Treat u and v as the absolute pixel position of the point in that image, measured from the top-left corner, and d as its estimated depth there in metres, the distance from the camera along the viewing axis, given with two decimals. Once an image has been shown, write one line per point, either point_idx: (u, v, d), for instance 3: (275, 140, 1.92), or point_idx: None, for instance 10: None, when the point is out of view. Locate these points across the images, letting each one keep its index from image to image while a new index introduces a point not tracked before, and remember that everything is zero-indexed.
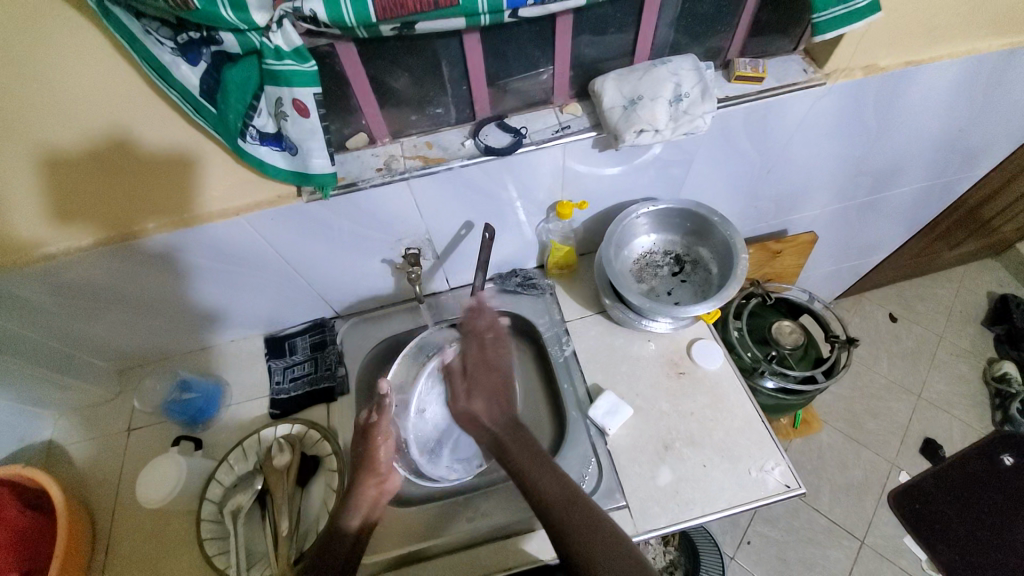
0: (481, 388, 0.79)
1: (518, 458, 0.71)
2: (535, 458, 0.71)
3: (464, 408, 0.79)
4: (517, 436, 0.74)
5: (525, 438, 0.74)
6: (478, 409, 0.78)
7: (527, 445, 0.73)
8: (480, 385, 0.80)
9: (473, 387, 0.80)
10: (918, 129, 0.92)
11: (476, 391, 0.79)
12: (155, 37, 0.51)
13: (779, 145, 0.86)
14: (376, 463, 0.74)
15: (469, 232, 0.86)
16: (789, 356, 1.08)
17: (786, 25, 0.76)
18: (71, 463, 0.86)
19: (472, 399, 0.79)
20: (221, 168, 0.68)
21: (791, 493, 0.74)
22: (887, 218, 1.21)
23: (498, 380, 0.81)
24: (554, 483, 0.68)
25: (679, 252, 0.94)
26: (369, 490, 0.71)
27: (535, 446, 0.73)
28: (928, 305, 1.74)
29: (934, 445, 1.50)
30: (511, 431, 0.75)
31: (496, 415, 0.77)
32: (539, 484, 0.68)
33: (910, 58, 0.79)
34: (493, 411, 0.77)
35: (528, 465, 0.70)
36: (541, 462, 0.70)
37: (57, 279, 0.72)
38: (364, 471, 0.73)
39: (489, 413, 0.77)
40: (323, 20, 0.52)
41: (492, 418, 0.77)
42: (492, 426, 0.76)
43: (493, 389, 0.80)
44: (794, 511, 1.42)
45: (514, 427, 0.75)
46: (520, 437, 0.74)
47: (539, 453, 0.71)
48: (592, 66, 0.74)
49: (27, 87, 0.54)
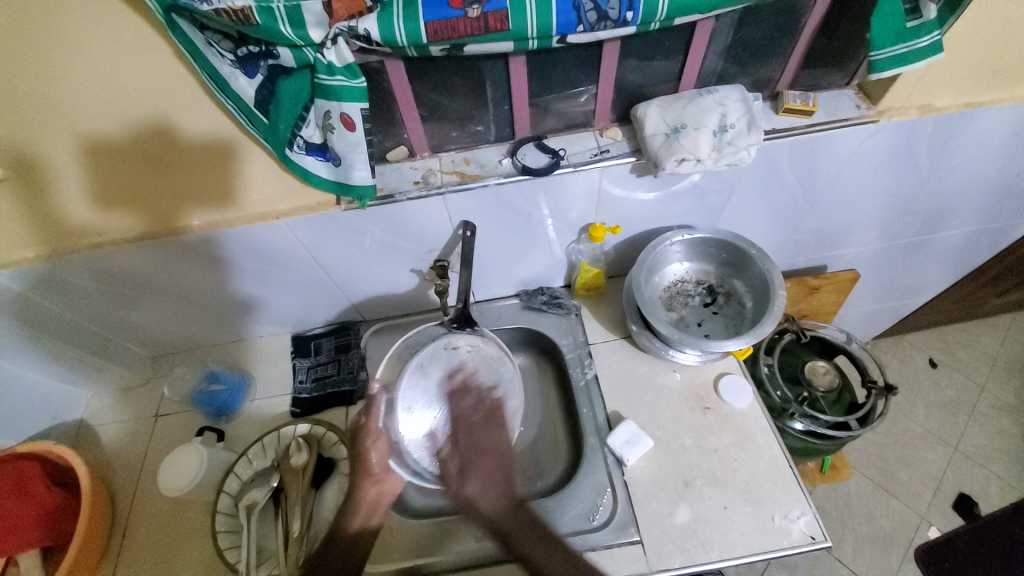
0: (478, 468, 0.64)
1: (523, 543, 0.62)
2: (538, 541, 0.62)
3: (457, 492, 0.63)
4: (523, 517, 0.64)
5: (526, 519, 0.63)
6: (474, 493, 0.63)
7: (530, 523, 0.64)
8: (484, 471, 0.64)
9: (466, 468, 0.64)
10: (972, 171, 0.87)
11: (474, 476, 0.64)
12: (216, 49, 0.53)
13: (824, 181, 0.83)
14: (371, 468, 0.73)
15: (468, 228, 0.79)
16: (821, 398, 1.04)
17: (840, 59, 0.74)
18: (100, 444, 0.89)
19: (466, 480, 0.64)
20: (263, 171, 0.70)
21: (816, 546, 0.71)
22: (934, 260, 1.15)
23: (496, 456, 0.66)
24: (566, 563, 0.62)
25: (711, 283, 0.92)
26: (367, 492, 0.72)
27: (541, 524, 0.64)
28: (971, 352, 1.65)
29: (970, 502, 1.41)
30: (513, 516, 0.63)
31: (493, 499, 0.63)
32: (550, 565, 0.62)
33: (969, 100, 0.75)
34: (490, 497, 0.63)
35: (530, 545, 0.62)
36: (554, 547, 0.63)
37: (105, 267, 0.76)
38: (360, 475, 0.73)
39: (489, 501, 0.63)
40: (376, 39, 0.53)
41: (489, 505, 0.63)
42: (488, 510, 0.63)
43: (493, 466, 0.65)
44: (814, 559, 1.35)
45: (521, 509, 0.64)
46: (523, 516, 0.63)
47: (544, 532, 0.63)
48: (635, 91, 0.73)
49: (99, 86, 0.58)
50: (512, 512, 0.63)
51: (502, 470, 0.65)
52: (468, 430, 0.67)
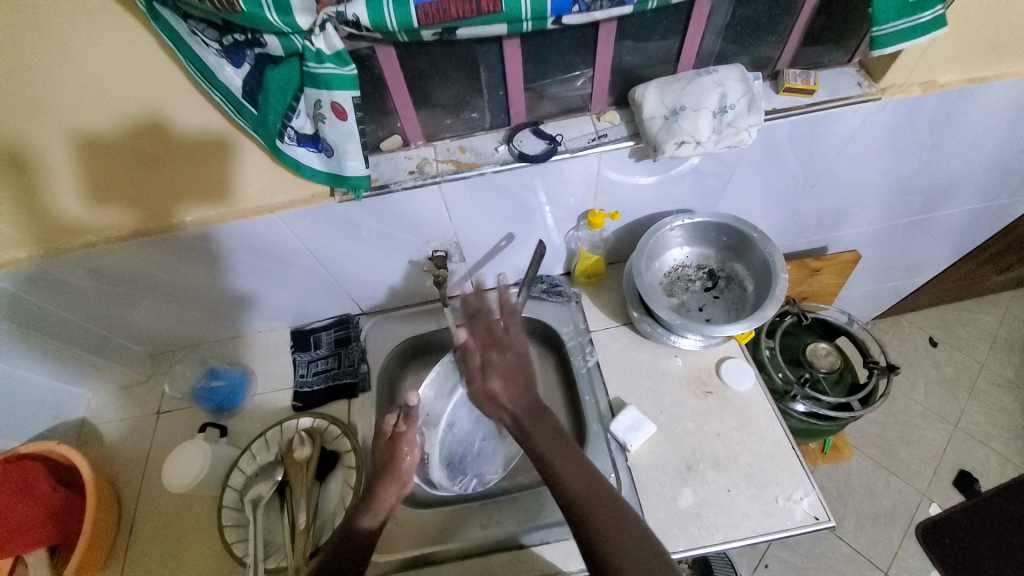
0: (503, 371, 0.74)
1: (542, 446, 0.67)
2: (558, 450, 0.67)
3: (482, 387, 0.74)
4: (539, 417, 0.70)
5: (549, 424, 0.69)
6: (498, 389, 0.73)
7: (550, 428, 0.69)
8: (497, 362, 0.75)
9: (488, 363, 0.75)
10: (974, 149, 0.86)
11: (492, 368, 0.74)
12: (200, 38, 0.52)
13: (825, 161, 0.82)
14: (401, 472, 0.73)
15: (508, 243, 0.87)
16: (823, 379, 1.04)
17: (841, 35, 0.72)
18: (103, 442, 0.89)
19: (490, 380, 0.74)
20: (256, 166, 0.69)
21: (819, 526, 0.72)
22: (934, 239, 1.15)
23: (514, 358, 0.75)
24: (584, 477, 0.64)
25: (712, 267, 0.91)
26: (389, 496, 0.72)
27: (559, 431, 0.69)
28: (970, 330, 1.65)
29: (969, 478, 1.43)
30: (531, 413, 0.71)
31: (514, 393, 0.73)
32: (567, 477, 0.64)
33: (973, 75, 0.74)
34: (510, 390, 0.73)
35: (554, 452, 0.66)
36: (569, 455, 0.66)
37: (99, 266, 0.75)
38: (387, 477, 0.73)
39: (508, 393, 0.72)
40: (365, 24, 0.52)
41: (509, 398, 0.73)
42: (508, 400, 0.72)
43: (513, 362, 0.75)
44: (816, 537, 1.37)
45: (535, 409, 0.71)
46: (542, 421, 0.70)
47: (561, 439, 0.68)
48: (632, 73, 0.72)
49: (82, 81, 0.56)
50: (529, 410, 0.71)
51: (520, 371, 0.74)
52: (498, 357, 0.75)
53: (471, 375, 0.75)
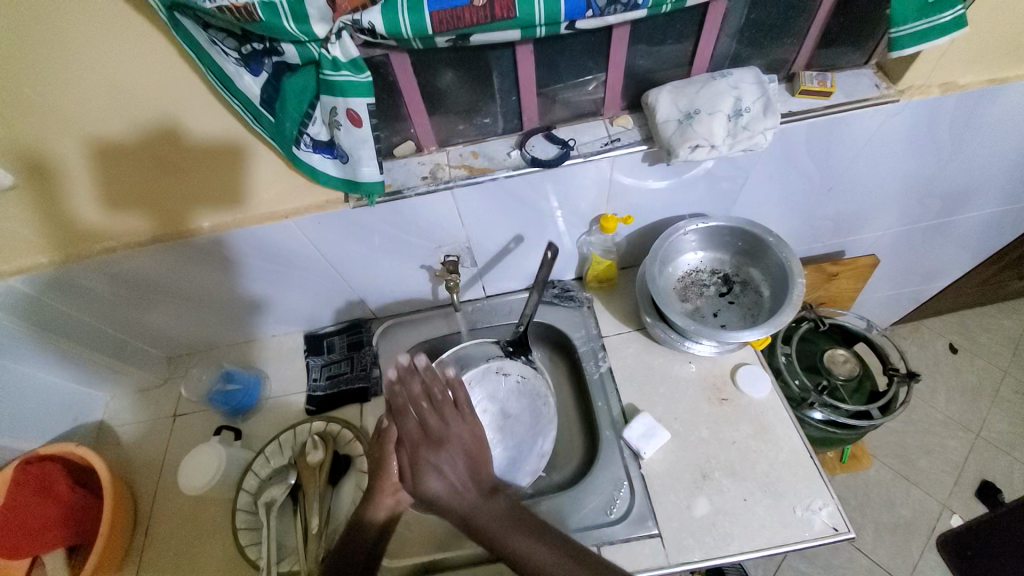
0: (438, 466, 0.64)
1: (506, 536, 0.61)
2: (526, 534, 0.61)
3: (419, 492, 0.64)
4: (490, 503, 0.63)
5: (500, 508, 0.63)
6: (438, 489, 0.63)
7: (502, 514, 0.63)
8: (437, 464, 0.64)
9: (421, 465, 0.64)
10: (996, 150, 0.84)
11: (429, 474, 0.63)
12: (221, 47, 0.53)
13: (843, 164, 0.81)
14: (393, 473, 0.71)
15: (518, 246, 0.86)
16: (841, 387, 1.02)
17: (859, 36, 0.71)
18: (120, 444, 0.91)
19: (424, 482, 0.63)
20: (272, 172, 0.70)
21: (839, 537, 0.70)
22: (955, 243, 1.12)
23: (455, 447, 0.65)
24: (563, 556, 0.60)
25: (726, 272, 0.90)
26: (386, 498, 0.70)
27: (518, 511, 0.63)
28: (992, 336, 1.61)
29: (993, 488, 1.38)
30: (482, 506, 0.63)
31: (457, 493, 0.63)
32: (535, 558, 0.60)
33: (995, 75, 0.72)
34: (456, 489, 0.63)
35: (517, 539, 0.61)
36: (540, 535, 0.62)
37: (117, 272, 0.76)
38: (382, 478, 0.71)
39: (454, 490, 0.63)
40: (380, 32, 0.52)
41: (454, 500, 0.63)
42: (455, 509, 0.63)
43: (454, 455, 0.65)
44: (835, 549, 1.33)
45: (486, 497, 0.64)
46: (496, 507, 0.63)
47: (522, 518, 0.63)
48: (645, 77, 0.71)
49: (104, 89, 0.57)
50: (476, 500, 0.63)
51: (463, 456, 0.66)
52: (432, 451, 0.65)
53: (403, 479, 0.65)
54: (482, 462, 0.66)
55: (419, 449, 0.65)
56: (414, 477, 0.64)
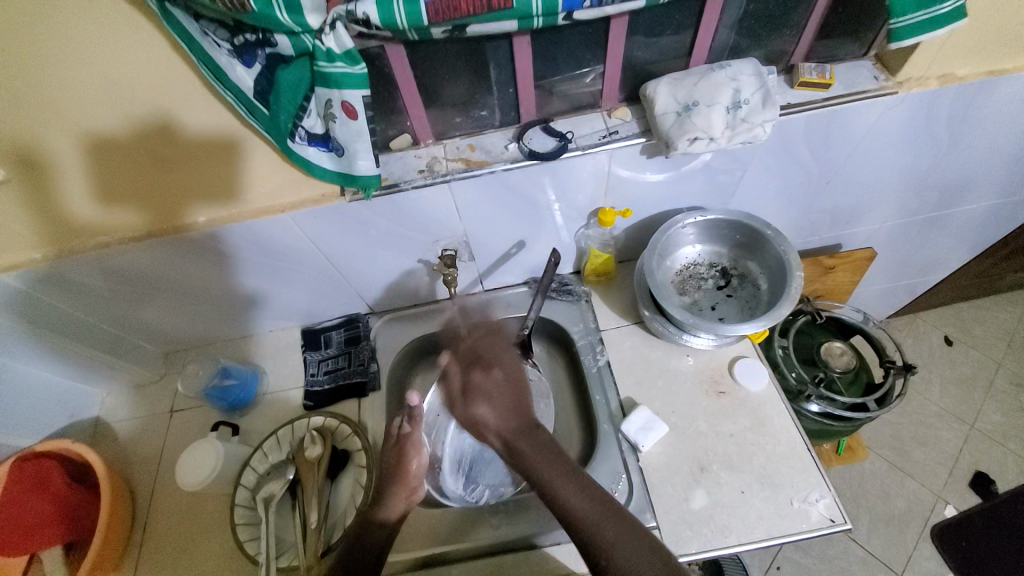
0: (489, 395, 0.75)
1: (540, 468, 0.67)
2: (558, 468, 0.67)
3: (467, 416, 0.75)
4: (532, 435, 0.71)
5: (541, 441, 0.70)
6: (484, 414, 0.73)
7: (543, 446, 0.70)
8: (486, 392, 0.75)
9: (472, 390, 0.76)
10: (994, 142, 0.84)
11: (478, 397, 0.75)
12: (212, 38, 0.52)
13: (840, 157, 0.81)
14: (409, 475, 0.74)
15: (519, 251, 0.89)
16: (837, 379, 1.02)
17: (858, 27, 0.71)
18: (117, 440, 0.91)
19: (474, 404, 0.75)
20: (268, 166, 0.69)
21: (835, 528, 0.70)
22: (951, 235, 1.12)
23: (506, 384, 0.76)
24: (589, 498, 0.64)
25: (724, 265, 0.90)
26: (399, 501, 0.72)
27: (555, 447, 0.69)
28: (986, 328, 1.62)
29: (986, 479, 1.40)
30: (524, 434, 0.71)
31: (502, 420, 0.73)
32: (566, 496, 0.64)
33: (993, 67, 0.72)
34: (500, 416, 0.73)
35: (550, 471, 0.66)
36: (570, 474, 0.66)
37: (112, 267, 0.76)
38: (396, 482, 0.73)
39: (496, 416, 0.73)
40: (375, 22, 0.52)
41: (498, 426, 0.73)
42: (499, 434, 0.72)
43: (504, 393, 0.75)
44: (830, 539, 1.35)
45: (529, 428, 0.72)
46: (535, 437, 0.71)
47: (556, 453, 0.69)
48: (643, 69, 0.71)
49: (94, 81, 0.56)
50: (520, 428, 0.72)
51: (511, 396, 0.76)
52: (485, 378, 0.76)
53: (455, 401, 0.76)
54: (526, 405, 0.75)
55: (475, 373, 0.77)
56: (466, 398, 0.75)
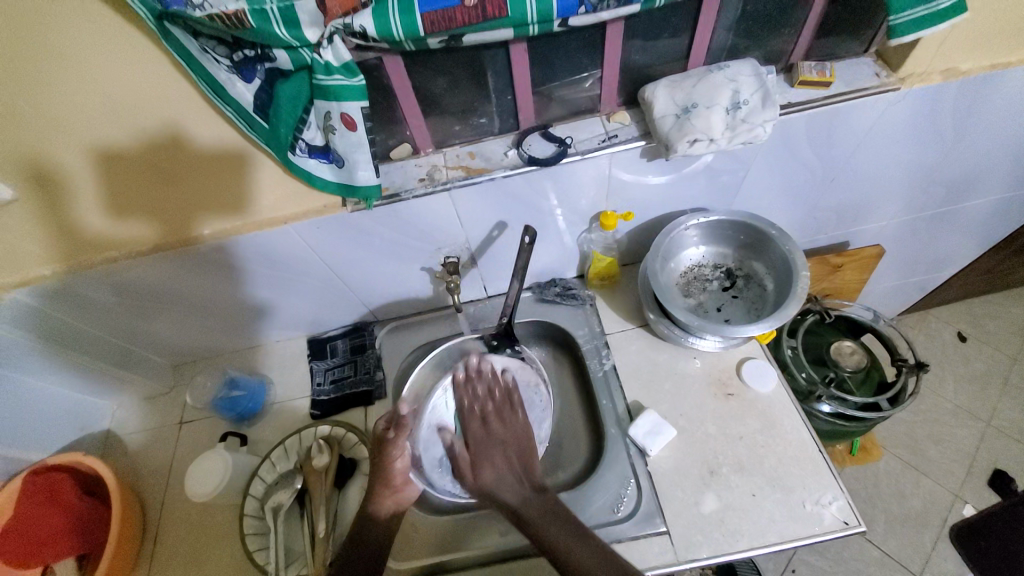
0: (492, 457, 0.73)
1: (548, 531, 0.66)
2: (568, 532, 0.65)
3: (475, 483, 0.72)
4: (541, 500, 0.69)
5: (548, 503, 0.69)
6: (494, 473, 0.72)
7: (550, 510, 0.68)
8: (489, 454, 0.74)
9: (477, 458, 0.74)
10: (1001, 136, 0.83)
11: (483, 462, 0.73)
12: (212, 55, 0.53)
13: (844, 154, 0.80)
14: (392, 476, 0.74)
15: (501, 233, 0.82)
16: (848, 379, 1.00)
17: (858, 24, 0.70)
18: (128, 451, 0.92)
19: (482, 470, 0.73)
20: (270, 178, 0.70)
21: (849, 531, 0.69)
22: (961, 230, 1.10)
23: (513, 445, 0.75)
24: (598, 558, 0.63)
25: (729, 266, 0.89)
26: (386, 500, 0.73)
27: (562, 509, 0.68)
28: (1001, 324, 1.59)
29: (1005, 477, 1.37)
30: (533, 501, 0.69)
31: (511, 487, 0.70)
32: (575, 557, 0.63)
33: (997, 61, 0.71)
34: (507, 481, 0.71)
35: (559, 535, 0.65)
36: (577, 534, 0.65)
37: (121, 281, 0.77)
38: (382, 483, 0.73)
39: (509, 487, 0.70)
40: (372, 35, 0.52)
41: (507, 491, 0.70)
42: (509, 499, 0.70)
43: (508, 457, 0.74)
44: (845, 542, 1.32)
45: (538, 494, 0.70)
46: (544, 502, 0.69)
47: (562, 514, 0.67)
48: (641, 72, 0.71)
49: (99, 100, 0.57)
50: (528, 495, 0.70)
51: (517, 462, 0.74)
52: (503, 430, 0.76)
53: (464, 468, 0.74)
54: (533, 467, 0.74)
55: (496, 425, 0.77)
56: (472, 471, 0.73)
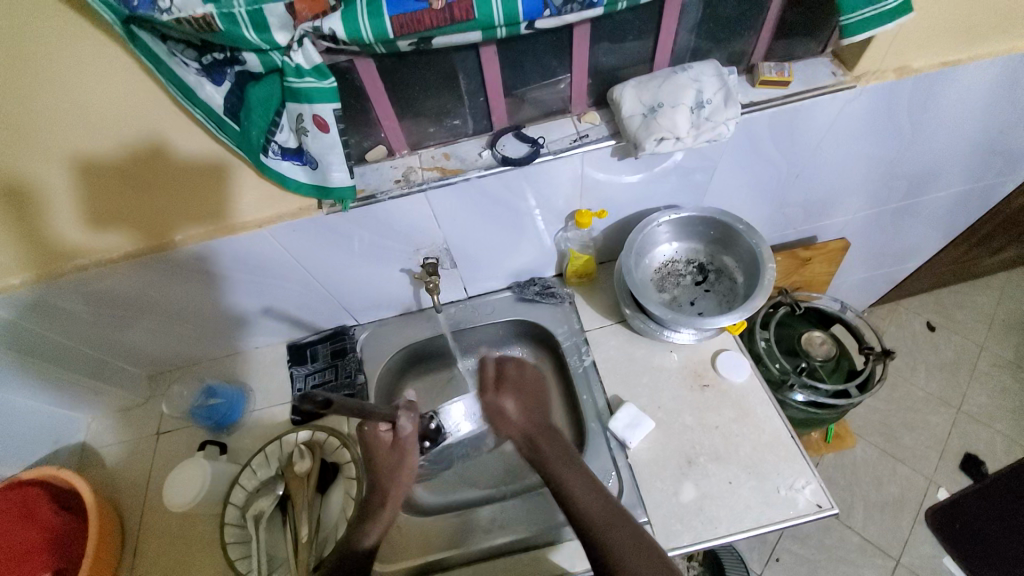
0: (516, 391, 0.80)
1: (553, 459, 0.71)
2: (566, 463, 0.70)
3: (496, 400, 0.79)
4: (550, 436, 0.75)
5: (561, 452, 0.72)
6: (511, 408, 0.79)
7: (559, 452, 0.72)
8: (514, 383, 0.81)
9: (503, 381, 0.81)
10: (954, 131, 0.87)
11: (506, 389, 0.80)
12: (180, 58, 0.53)
13: (807, 150, 0.83)
14: (399, 471, 0.76)
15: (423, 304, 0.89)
16: (819, 368, 1.04)
17: (813, 26, 0.73)
18: (104, 465, 0.89)
19: (503, 395, 0.80)
20: (244, 181, 0.69)
21: (823, 513, 0.71)
22: (924, 222, 1.15)
23: (530, 387, 0.82)
24: (597, 501, 0.66)
25: (701, 261, 0.92)
26: (380, 518, 0.72)
27: (567, 446, 0.74)
28: (968, 313, 1.65)
29: (975, 460, 1.42)
30: (544, 436, 0.75)
31: (529, 416, 0.78)
32: (571, 487, 0.67)
33: (947, 58, 0.75)
34: (525, 414, 0.78)
35: (562, 467, 0.70)
36: (575, 469, 0.70)
37: (96, 289, 0.75)
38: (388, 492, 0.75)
39: (520, 410, 0.78)
40: (342, 38, 0.53)
41: (523, 420, 0.78)
42: (523, 428, 0.77)
43: (524, 395, 0.80)
44: (826, 529, 1.36)
45: (548, 430, 0.76)
46: (554, 440, 0.75)
47: (566, 451, 0.73)
48: (610, 74, 0.73)
49: (66, 107, 0.56)
50: (541, 429, 0.76)
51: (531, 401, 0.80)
52: (515, 372, 0.83)
53: (485, 387, 0.81)
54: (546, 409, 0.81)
55: (506, 368, 0.83)
56: (496, 390, 0.81)
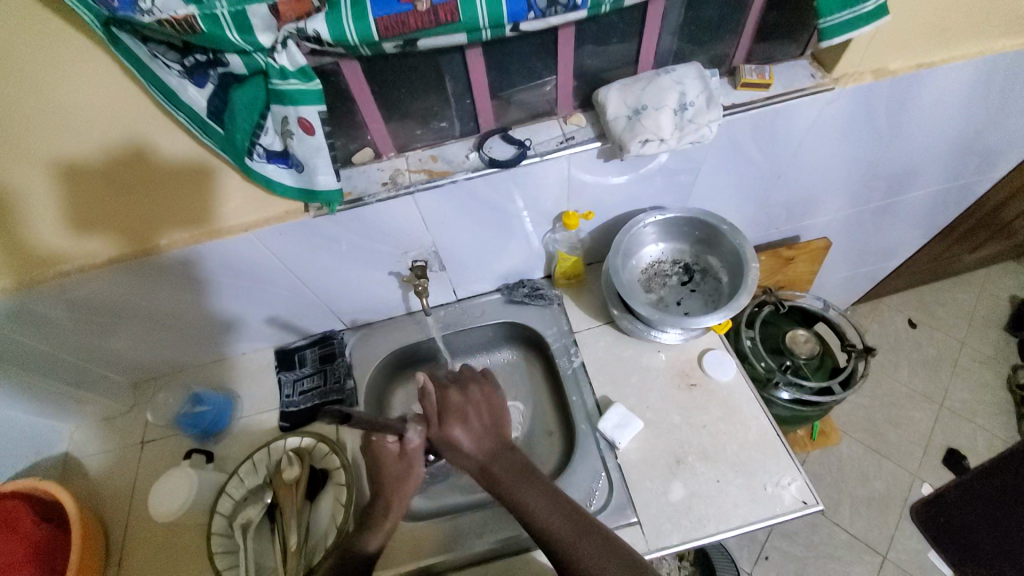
0: (465, 417, 0.75)
1: (511, 485, 0.70)
2: (525, 483, 0.70)
3: (445, 435, 0.73)
4: (504, 456, 0.73)
5: (516, 463, 0.72)
6: (461, 438, 0.74)
7: (513, 467, 0.72)
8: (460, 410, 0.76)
9: (448, 408, 0.75)
10: (930, 132, 0.90)
11: (449, 419, 0.75)
12: (161, 60, 0.52)
13: (789, 151, 0.85)
14: (404, 484, 0.73)
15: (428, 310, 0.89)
16: (804, 365, 1.06)
17: (792, 30, 0.75)
18: (86, 476, 0.87)
19: (447, 425, 0.74)
20: (228, 184, 0.69)
21: (808, 509, 0.72)
22: (903, 221, 1.18)
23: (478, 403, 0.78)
24: (560, 515, 0.67)
25: (687, 261, 0.93)
26: (384, 522, 0.72)
27: (523, 461, 0.73)
28: (948, 310, 1.69)
29: (957, 454, 1.45)
30: (500, 459, 0.73)
31: (481, 440, 0.74)
32: (533, 507, 0.67)
33: (922, 61, 0.77)
34: (479, 438, 0.74)
35: (523, 486, 0.69)
36: (536, 485, 0.69)
37: (77, 296, 0.74)
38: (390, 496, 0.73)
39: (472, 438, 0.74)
40: (326, 39, 0.53)
41: (477, 444, 0.74)
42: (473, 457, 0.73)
43: (476, 411, 0.77)
44: (815, 526, 1.37)
45: (505, 449, 0.74)
46: (510, 459, 0.73)
47: (522, 467, 0.72)
48: (595, 77, 0.74)
49: (43, 111, 0.55)
50: (495, 450, 0.74)
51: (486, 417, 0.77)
52: (458, 397, 0.77)
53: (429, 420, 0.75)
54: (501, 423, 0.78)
55: (448, 394, 0.77)
56: (441, 421, 0.74)
